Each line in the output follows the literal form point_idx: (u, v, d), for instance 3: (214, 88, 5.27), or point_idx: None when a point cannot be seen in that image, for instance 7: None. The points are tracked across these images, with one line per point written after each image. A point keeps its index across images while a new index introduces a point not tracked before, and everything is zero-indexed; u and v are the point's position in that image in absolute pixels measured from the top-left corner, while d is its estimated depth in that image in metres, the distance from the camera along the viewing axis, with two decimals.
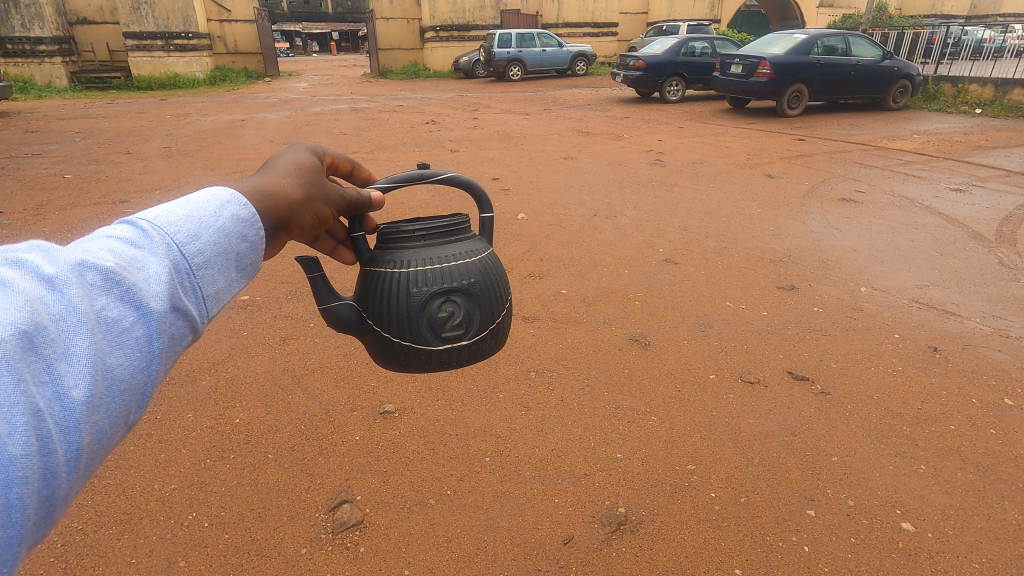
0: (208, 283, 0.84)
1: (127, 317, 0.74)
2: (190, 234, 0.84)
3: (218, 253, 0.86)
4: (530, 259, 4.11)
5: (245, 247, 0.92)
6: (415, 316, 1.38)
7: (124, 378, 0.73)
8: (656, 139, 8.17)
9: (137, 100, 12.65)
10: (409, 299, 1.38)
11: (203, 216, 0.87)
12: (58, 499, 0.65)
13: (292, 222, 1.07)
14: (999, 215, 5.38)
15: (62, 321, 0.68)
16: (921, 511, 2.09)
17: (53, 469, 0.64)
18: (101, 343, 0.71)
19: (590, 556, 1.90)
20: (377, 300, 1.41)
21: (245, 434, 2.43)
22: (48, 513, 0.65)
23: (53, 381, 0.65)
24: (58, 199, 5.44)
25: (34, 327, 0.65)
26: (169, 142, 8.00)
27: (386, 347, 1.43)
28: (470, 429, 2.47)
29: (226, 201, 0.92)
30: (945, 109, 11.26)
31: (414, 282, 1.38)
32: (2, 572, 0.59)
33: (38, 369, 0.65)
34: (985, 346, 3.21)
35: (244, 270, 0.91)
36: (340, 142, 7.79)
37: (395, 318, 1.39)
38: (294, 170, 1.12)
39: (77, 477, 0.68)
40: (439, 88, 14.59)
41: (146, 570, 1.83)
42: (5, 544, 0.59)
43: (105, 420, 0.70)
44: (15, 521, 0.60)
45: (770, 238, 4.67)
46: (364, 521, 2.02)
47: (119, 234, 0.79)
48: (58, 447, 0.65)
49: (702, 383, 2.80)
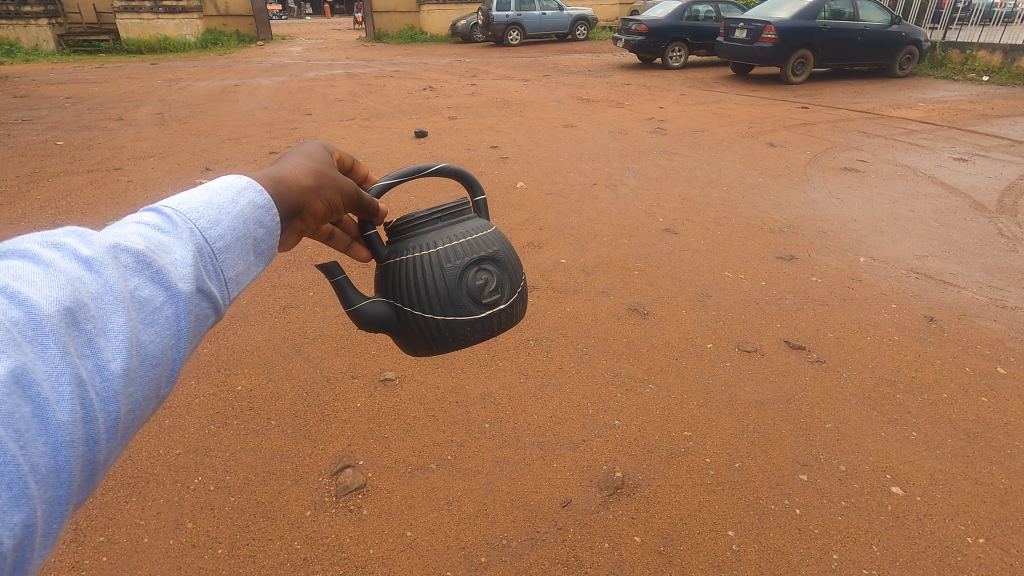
0: (229, 266, 0.84)
1: (158, 297, 0.73)
2: (211, 220, 0.83)
3: (237, 238, 0.86)
4: (530, 229, 4.09)
5: (262, 233, 0.91)
6: (454, 289, 1.37)
7: (156, 354, 0.73)
8: (657, 107, 8.03)
9: (127, 64, 12.29)
10: (444, 274, 1.37)
11: (223, 202, 0.86)
12: (99, 463, 0.66)
13: (304, 209, 1.06)
14: (1001, 185, 5.34)
15: (100, 299, 0.69)
16: (910, 475, 2.15)
17: (94, 435, 0.64)
18: (136, 321, 0.71)
19: (588, 518, 1.95)
20: (409, 285, 1.39)
21: (247, 401, 2.46)
22: (91, 477, 0.65)
23: (95, 354, 0.66)
24: (51, 166, 5.37)
25: (77, 303, 0.66)
26: (161, 107, 7.86)
27: (429, 329, 1.40)
28: (469, 396, 2.51)
29: (243, 188, 0.91)
30: (951, 76, 11.10)
31: (445, 258, 1.38)
32: (53, 530, 0.60)
33: (80, 343, 0.65)
34: (982, 316, 3.23)
35: (261, 254, 0.90)
36: (336, 109, 7.66)
37: (433, 296, 1.37)
38: (305, 162, 1.11)
39: (115, 444, 0.68)
40: (438, 53, 14.27)
41: (154, 531, 1.87)
42: (54, 502, 0.60)
43: (139, 392, 0.70)
44: (63, 482, 0.61)
45: (771, 207, 4.64)
46: (366, 485, 2.06)
47: (145, 220, 0.79)
48: (99, 415, 0.65)
49: (699, 352, 2.82)
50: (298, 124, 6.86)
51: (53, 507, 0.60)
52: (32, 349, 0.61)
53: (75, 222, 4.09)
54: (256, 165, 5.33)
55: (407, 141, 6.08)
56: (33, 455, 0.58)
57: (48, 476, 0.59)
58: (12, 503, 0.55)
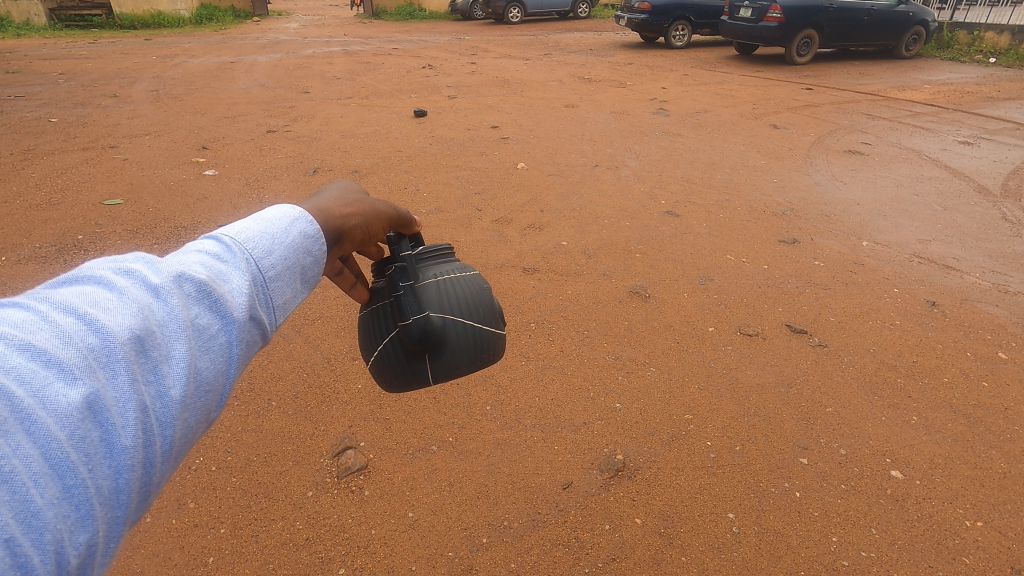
0: (278, 295, 0.78)
1: (214, 325, 0.70)
2: (265, 250, 0.78)
3: (288, 267, 0.80)
4: (530, 210, 4.05)
5: (310, 262, 0.85)
6: (493, 309, 1.36)
7: (210, 380, 0.69)
8: (659, 87, 7.92)
9: (122, 40, 12.06)
10: (484, 294, 1.36)
11: (275, 232, 0.81)
12: (154, 485, 0.63)
13: (342, 236, 0.96)
14: (1006, 169, 5.29)
15: (166, 327, 0.66)
16: (910, 459, 2.15)
17: (152, 458, 0.62)
18: (194, 348, 0.67)
19: (589, 500, 1.96)
20: (455, 301, 1.30)
21: (248, 382, 2.45)
22: (146, 498, 0.62)
23: (158, 380, 0.63)
24: (46, 143, 5.30)
25: (146, 330, 0.63)
26: (156, 84, 7.72)
27: (476, 344, 1.31)
28: (470, 378, 2.50)
29: (295, 218, 0.85)
30: (958, 58, 10.96)
31: (480, 282, 1.38)
32: (108, 553, 0.58)
33: (146, 369, 0.63)
34: (984, 301, 3.22)
35: (308, 283, 0.84)
36: (334, 87, 7.55)
37: (480, 313, 1.33)
38: (342, 192, 1.02)
39: (170, 467, 0.66)
40: (438, 30, 14.04)
41: (158, 510, 1.88)
42: (112, 523, 0.58)
43: (194, 417, 0.67)
44: (122, 503, 0.59)
45: (774, 190, 4.60)
46: (368, 466, 2.06)
47: (205, 248, 0.75)
48: (158, 439, 0.62)
49: (700, 335, 2.81)
50: (296, 102, 6.77)
51: (112, 527, 0.58)
52: (104, 374, 0.59)
53: (68, 202, 4.05)
54: (253, 144, 5.26)
55: (406, 121, 6.00)
56: (98, 477, 0.56)
57: (109, 498, 0.57)
58: (79, 523, 0.54)
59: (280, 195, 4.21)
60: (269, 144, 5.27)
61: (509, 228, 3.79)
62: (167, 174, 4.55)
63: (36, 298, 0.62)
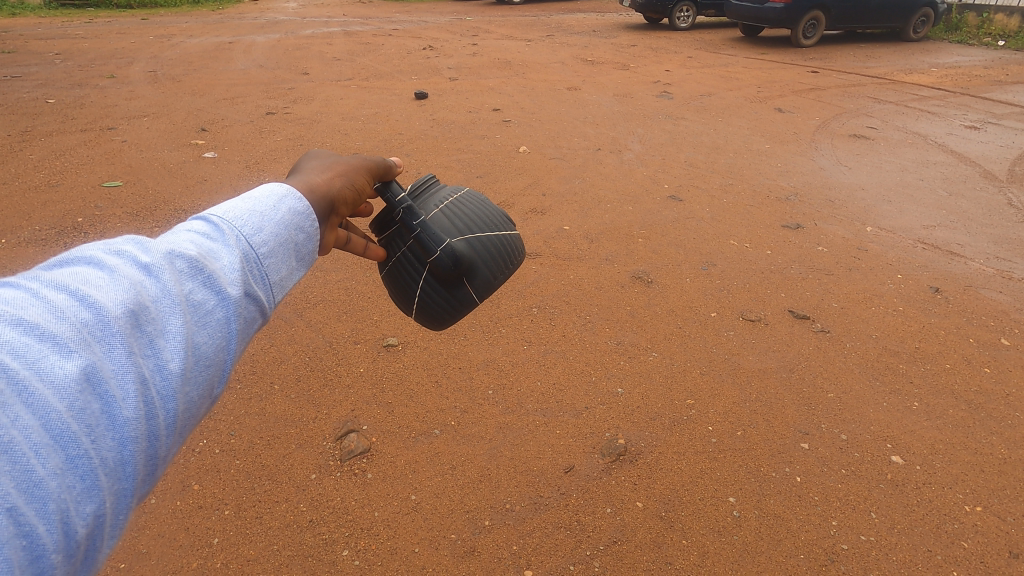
0: (273, 270, 0.77)
1: (210, 301, 0.69)
2: (255, 227, 0.77)
3: (281, 243, 0.79)
4: (532, 195, 4.01)
5: (304, 238, 0.83)
6: (497, 215, 1.42)
7: (209, 355, 0.68)
8: (663, 70, 7.81)
9: (118, 19, 11.87)
10: (483, 203, 1.41)
11: (265, 209, 0.79)
12: (161, 459, 0.62)
13: (333, 202, 0.96)
14: (1012, 155, 5.23)
15: (159, 302, 0.65)
16: (910, 444, 2.16)
17: (156, 431, 0.61)
18: (190, 323, 0.67)
19: (591, 483, 1.97)
20: (465, 220, 1.34)
21: (251, 365, 2.45)
22: (153, 472, 0.62)
23: (155, 353, 0.63)
24: (43, 124, 5.24)
25: (140, 305, 0.63)
26: (154, 65, 7.61)
27: (501, 250, 1.37)
28: (472, 362, 2.50)
29: (284, 195, 0.84)
30: (966, 40, 10.79)
31: (475, 194, 1.42)
32: (117, 524, 0.58)
33: (143, 344, 0.62)
34: (987, 288, 3.21)
35: (304, 259, 0.83)
36: (334, 68, 7.45)
37: (491, 221, 1.39)
38: (318, 161, 1.01)
39: (175, 441, 0.65)
40: (438, 10, 13.82)
41: (162, 492, 1.89)
42: (119, 495, 0.58)
43: (195, 391, 0.67)
44: (128, 475, 0.59)
45: (778, 175, 4.55)
46: (371, 449, 2.07)
47: (195, 227, 0.74)
48: (160, 412, 0.62)
49: (703, 321, 2.80)
50: (295, 84, 6.68)
51: (119, 499, 0.58)
52: (100, 348, 0.59)
53: (66, 185, 4.01)
54: (252, 126, 5.20)
55: (407, 103, 5.93)
56: (102, 449, 0.56)
57: (114, 469, 0.57)
58: (85, 494, 0.54)
59: (279, 178, 4.16)
60: (268, 126, 5.21)
61: (511, 212, 3.76)
62: (166, 157, 4.50)
63: (29, 277, 0.61)
